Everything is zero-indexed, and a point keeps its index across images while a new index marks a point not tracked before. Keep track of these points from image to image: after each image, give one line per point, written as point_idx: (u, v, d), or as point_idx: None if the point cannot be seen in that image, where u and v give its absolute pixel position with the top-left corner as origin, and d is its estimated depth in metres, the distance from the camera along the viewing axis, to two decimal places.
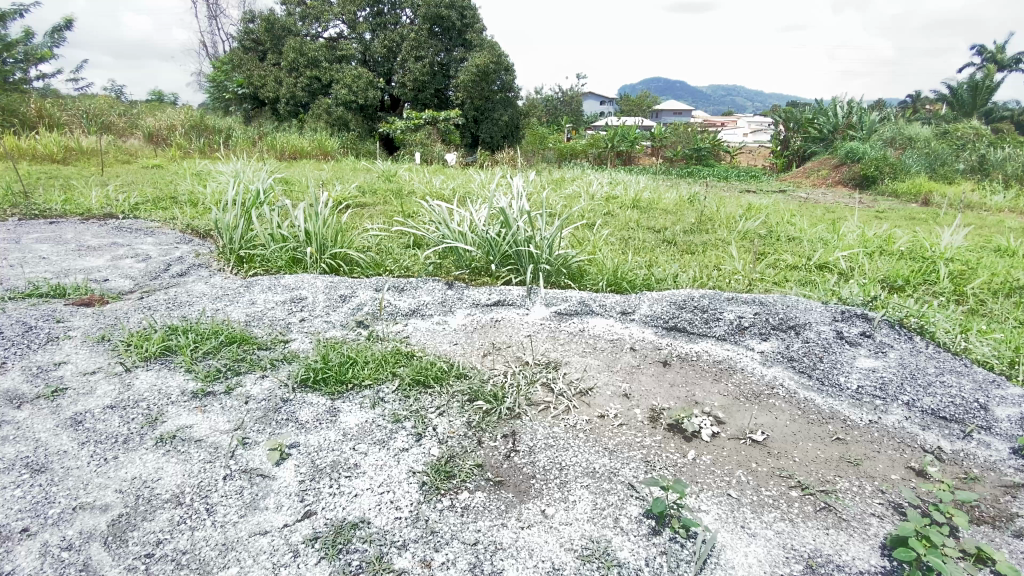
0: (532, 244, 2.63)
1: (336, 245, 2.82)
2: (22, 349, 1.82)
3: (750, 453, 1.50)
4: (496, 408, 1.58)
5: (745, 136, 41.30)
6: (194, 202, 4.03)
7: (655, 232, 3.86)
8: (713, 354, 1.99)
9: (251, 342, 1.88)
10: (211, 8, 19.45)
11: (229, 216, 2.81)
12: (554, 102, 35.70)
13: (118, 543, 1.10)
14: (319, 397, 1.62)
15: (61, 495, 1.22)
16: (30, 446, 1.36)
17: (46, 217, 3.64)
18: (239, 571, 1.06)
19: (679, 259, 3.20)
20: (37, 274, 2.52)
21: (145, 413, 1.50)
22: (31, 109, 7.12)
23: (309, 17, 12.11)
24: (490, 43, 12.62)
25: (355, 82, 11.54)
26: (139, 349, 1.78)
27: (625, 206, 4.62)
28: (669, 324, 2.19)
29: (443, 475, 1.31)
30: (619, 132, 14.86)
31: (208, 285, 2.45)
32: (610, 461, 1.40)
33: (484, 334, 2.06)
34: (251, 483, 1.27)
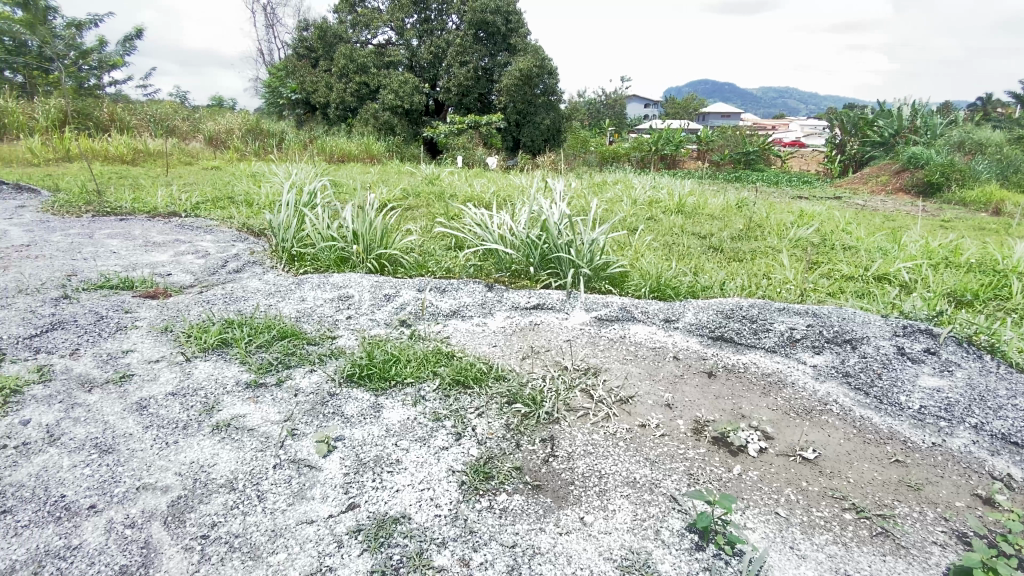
0: (573, 248, 2.62)
1: (381, 246, 2.89)
2: (94, 337, 1.96)
3: (800, 471, 1.43)
4: (535, 412, 1.57)
5: (797, 138, 39.86)
6: (248, 202, 4.23)
7: (701, 238, 3.77)
8: (761, 366, 1.92)
9: (301, 336, 1.95)
10: (269, 17, 20.43)
11: (282, 216, 2.93)
12: (598, 106, 35.47)
13: (177, 523, 1.17)
14: (363, 392, 1.67)
15: (126, 475, 1.30)
16: (100, 428, 1.46)
17: (117, 214, 3.90)
18: (287, 557, 1.09)
19: (726, 267, 3.10)
20: (108, 267, 2.71)
21: (203, 401, 1.58)
22: (106, 113, 7.68)
23: (360, 24, 12.50)
24: (534, 47, 12.66)
25: (401, 87, 11.84)
26: (199, 340, 1.89)
27: (669, 211, 4.53)
28: (714, 333, 2.12)
29: (482, 476, 1.31)
30: (664, 136, 14.67)
31: (262, 281, 2.57)
32: (652, 472, 1.37)
33: (524, 338, 2.06)
34: (299, 472, 1.32)
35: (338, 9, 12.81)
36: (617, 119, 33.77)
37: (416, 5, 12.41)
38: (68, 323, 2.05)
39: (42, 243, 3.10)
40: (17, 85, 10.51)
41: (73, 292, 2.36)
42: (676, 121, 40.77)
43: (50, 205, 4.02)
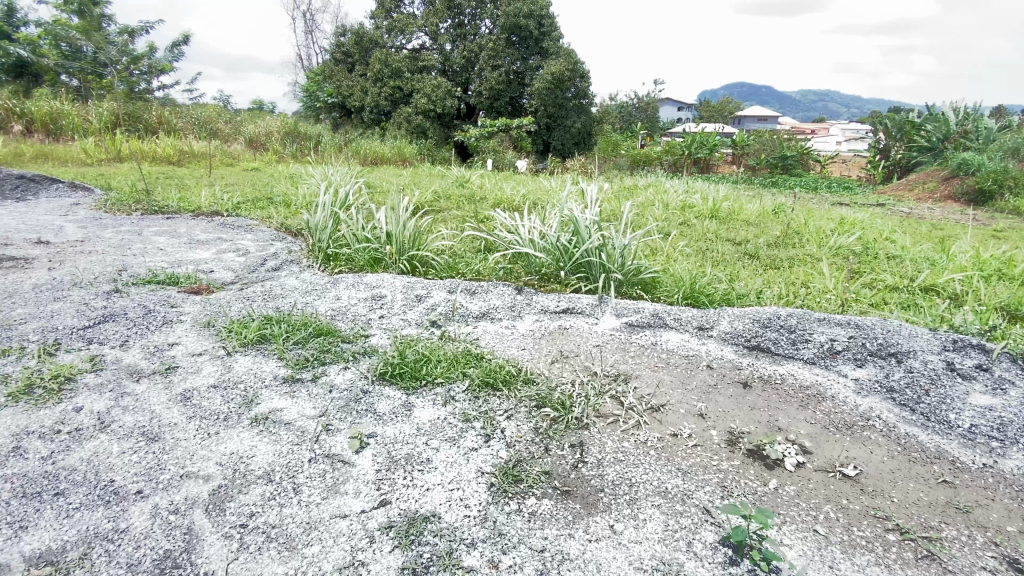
0: (604, 252, 2.60)
1: (414, 247, 2.94)
2: (142, 329, 2.05)
3: (840, 488, 1.38)
4: (564, 417, 1.57)
5: (837, 142, 38.53)
6: (286, 203, 4.36)
7: (736, 244, 3.69)
8: (799, 378, 1.86)
9: (336, 334, 2.00)
10: (308, 24, 21.05)
11: (319, 217, 3.01)
12: (629, 109, 35.11)
13: (218, 511, 1.21)
14: (395, 390, 1.70)
15: (171, 463, 1.35)
16: (147, 416, 1.53)
17: (164, 212, 4.08)
18: (320, 550, 1.12)
19: (763, 274, 3.03)
20: (156, 263, 2.84)
21: (242, 394, 1.64)
22: (154, 117, 8.07)
23: (395, 29, 12.74)
24: (567, 50, 12.66)
25: (434, 91, 12.02)
26: (239, 335, 1.95)
27: (702, 216, 4.45)
28: (751, 342, 2.07)
29: (511, 479, 1.31)
30: (698, 140, 14.40)
31: (299, 280, 2.64)
32: (684, 483, 1.35)
33: (553, 342, 2.06)
34: (334, 467, 1.35)
35: (374, 14, 13.09)
36: (649, 122, 33.33)
37: (450, 10, 12.57)
38: (119, 316, 2.16)
39: (96, 239, 3.28)
40: (75, 90, 11.14)
41: (124, 286, 2.48)
42: (710, 124, 39.94)
43: (103, 203, 4.23)
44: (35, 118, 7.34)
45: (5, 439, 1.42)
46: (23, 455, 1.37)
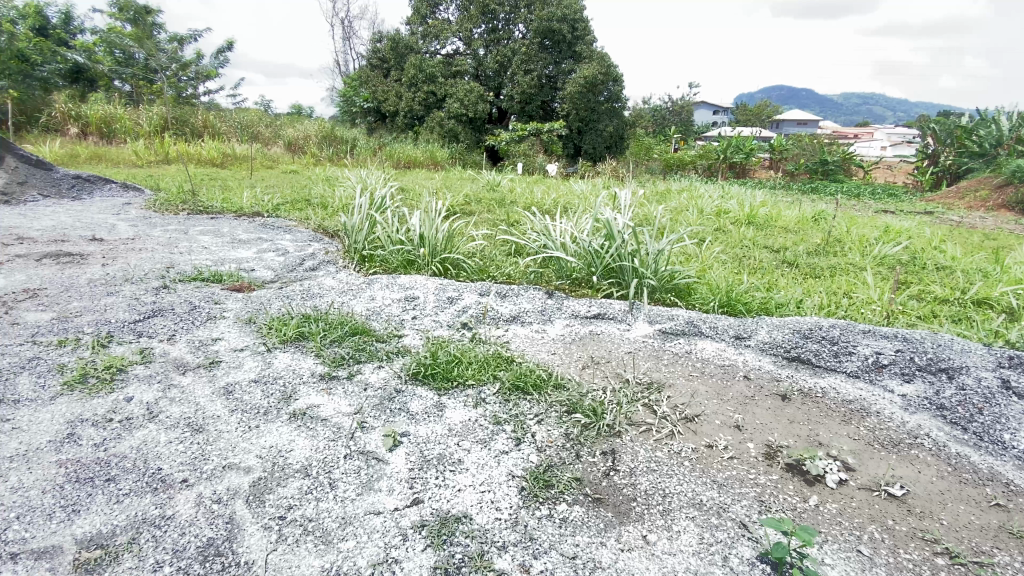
0: (637, 258, 2.57)
1: (446, 250, 2.97)
2: (189, 324, 2.15)
3: (885, 508, 1.32)
4: (596, 423, 1.55)
5: (882, 147, 37.08)
6: (323, 205, 4.48)
7: (774, 251, 3.59)
8: (842, 391, 1.80)
9: (370, 334, 2.05)
10: (347, 30, 21.59)
11: (355, 219, 3.08)
12: (664, 112, 34.64)
13: (258, 503, 1.25)
14: (427, 391, 1.72)
15: (214, 454, 1.40)
16: (192, 408, 1.59)
17: (208, 213, 4.25)
18: (355, 545, 1.14)
19: (802, 283, 2.94)
20: (201, 261, 2.96)
21: (281, 390, 1.69)
22: (200, 121, 8.43)
23: (430, 35, 12.96)
24: (600, 54, 12.62)
25: (467, 96, 12.16)
26: (279, 333, 2.02)
27: (738, 222, 4.35)
28: (790, 353, 2.01)
29: (542, 484, 1.31)
30: (734, 144, 14.09)
31: (335, 280, 2.70)
32: (719, 495, 1.32)
33: (583, 347, 2.04)
34: (368, 464, 1.38)
35: (410, 20, 13.35)
36: (682, 125, 32.75)
37: (484, 16, 12.70)
38: (166, 310, 2.26)
39: (145, 237, 3.44)
40: (127, 95, 11.71)
41: (171, 282, 2.59)
42: (746, 128, 38.98)
43: (152, 203, 4.44)
44: (91, 121, 7.78)
45: (61, 426, 1.50)
46: (77, 441, 1.44)
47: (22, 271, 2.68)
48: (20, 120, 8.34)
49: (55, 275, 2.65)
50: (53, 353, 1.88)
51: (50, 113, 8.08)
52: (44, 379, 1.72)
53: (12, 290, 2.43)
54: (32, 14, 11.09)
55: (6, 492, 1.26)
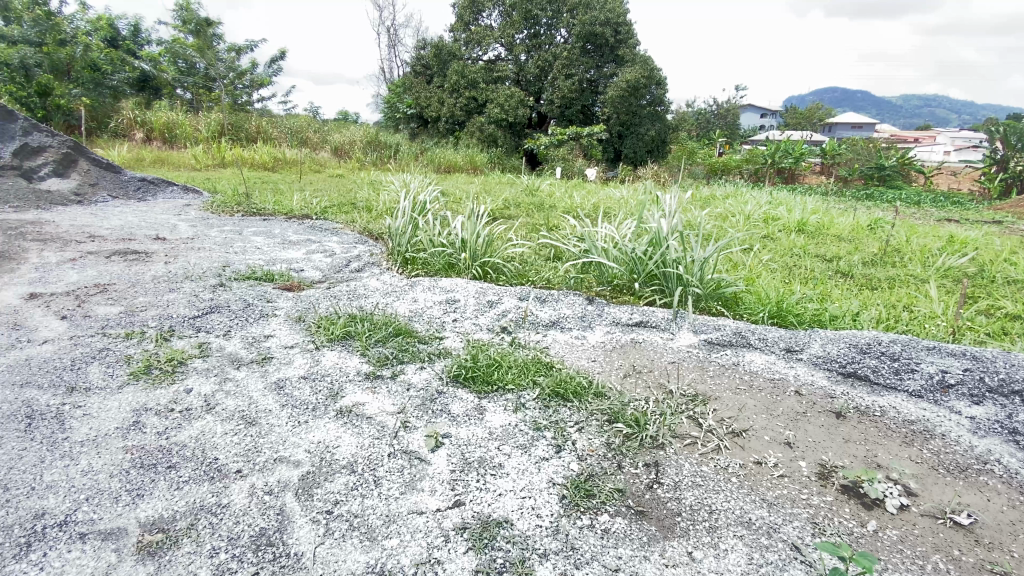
0: (682, 265, 2.51)
1: (486, 254, 3.00)
2: (243, 320, 2.25)
3: (950, 538, 1.23)
4: (638, 434, 1.52)
5: (945, 151, 34.94)
6: (368, 208, 4.61)
7: (826, 261, 3.44)
8: (902, 411, 1.70)
9: (413, 335, 2.09)
10: (392, 38, 22.14)
11: (399, 222, 3.15)
12: (708, 115, 33.80)
13: (306, 496, 1.29)
14: (468, 393, 1.74)
15: (266, 447, 1.46)
16: (245, 402, 1.67)
17: (261, 215, 4.45)
18: (399, 542, 1.16)
19: (858, 294, 2.81)
20: (254, 260, 3.11)
21: (329, 387, 1.74)
22: (253, 127, 8.83)
23: (472, 42, 13.14)
24: (643, 57, 12.48)
25: (507, 101, 12.25)
26: (327, 331, 2.09)
27: (788, 229, 4.20)
28: (846, 369, 1.92)
29: (583, 493, 1.30)
30: (782, 148, 13.58)
31: (380, 281, 2.77)
32: (770, 515, 1.27)
33: (625, 355, 2.02)
34: (411, 464, 1.40)
35: (454, 27, 13.58)
36: (728, 128, 31.84)
37: (527, 21, 12.77)
38: (223, 307, 2.38)
39: (203, 237, 3.63)
40: (188, 102, 12.40)
41: (228, 280, 2.72)
42: (795, 131, 37.49)
43: (210, 205, 4.68)
44: (156, 127, 8.30)
45: (128, 414, 1.60)
46: (142, 429, 1.53)
47: (94, 267, 2.88)
48: (92, 126, 9.05)
49: (123, 271, 2.83)
50: (121, 344, 2.01)
51: (119, 120, 8.66)
52: (113, 369, 1.84)
53: (86, 285, 2.61)
54: (105, 26, 11.89)
55: (77, 474, 1.35)
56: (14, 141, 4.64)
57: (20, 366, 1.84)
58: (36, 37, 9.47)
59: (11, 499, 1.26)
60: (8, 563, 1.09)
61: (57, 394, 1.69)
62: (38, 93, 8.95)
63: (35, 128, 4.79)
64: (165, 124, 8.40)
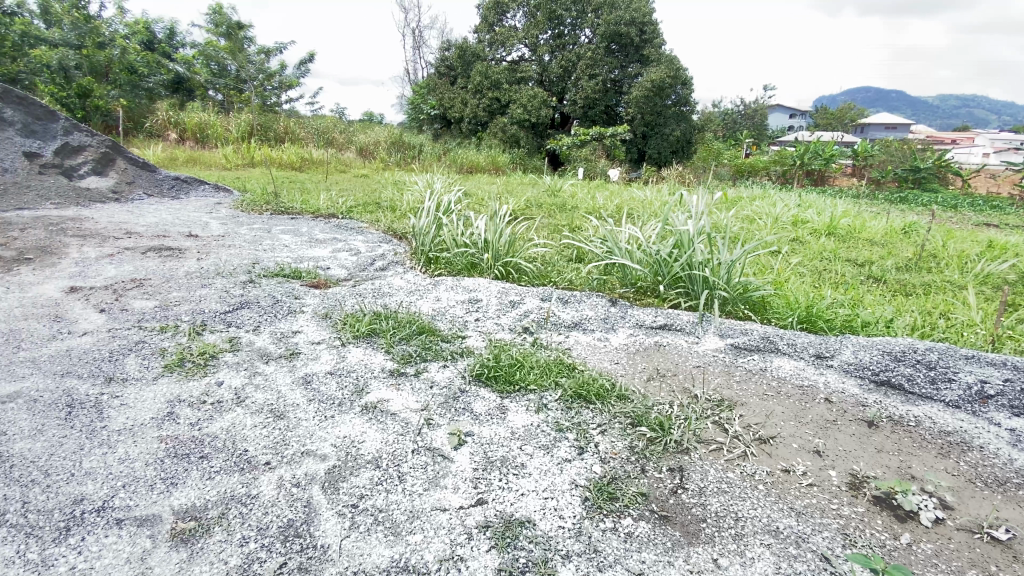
0: (709, 267, 2.48)
1: (509, 254, 3.01)
2: (272, 316, 2.31)
3: (988, 553, 1.19)
4: (662, 438, 1.51)
5: (984, 153, 33.63)
6: (392, 207, 4.67)
7: (858, 265, 3.34)
8: (938, 421, 1.64)
9: (436, 334, 2.11)
10: (417, 40, 22.37)
11: (423, 222, 3.18)
12: (734, 116, 33.21)
13: (332, 490, 1.31)
14: (490, 392, 1.74)
15: (294, 440, 1.50)
16: (274, 396, 1.71)
17: (289, 213, 4.55)
18: (422, 539, 1.17)
19: (891, 301, 2.73)
20: (282, 258, 3.18)
21: (354, 383, 1.78)
22: (282, 127, 9.03)
23: (497, 43, 13.19)
24: (669, 57, 12.34)
25: (530, 101, 12.26)
26: (353, 328, 2.12)
27: (817, 233, 4.10)
28: (879, 377, 1.87)
29: (606, 495, 1.29)
30: (811, 149, 13.25)
31: (403, 280, 2.80)
32: (798, 524, 1.24)
33: (648, 358, 2.00)
34: (434, 461, 1.42)
35: (478, 29, 13.64)
36: (755, 129, 31.22)
37: (551, 21, 12.75)
38: (253, 303, 2.44)
39: (234, 234, 3.73)
40: (219, 103, 12.75)
41: (257, 277, 2.79)
42: (826, 132, 36.51)
43: (241, 203, 4.80)
44: (189, 128, 8.57)
45: (162, 405, 1.66)
46: (176, 419, 1.58)
47: (130, 263, 2.98)
48: (129, 126, 9.39)
49: (158, 267, 2.93)
50: (156, 337, 2.09)
51: (154, 121, 8.95)
52: (148, 361, 1.91)
53: (123, 280, 2.71)
54: (142, 30, 12.31)
55: (115, 461, 1.40)
56: (57, 141, 4.84)
57: (62, 356, 1.92)
58: (76, 39, 10.07)
59: (53, 484, 1.31)
60: (48, 546, 1.14)
61: (96, 383, 1.76)
62: (78, 95, 9.34)
63: (75, 128, 4.98)
64: (197, 124, 8.66)
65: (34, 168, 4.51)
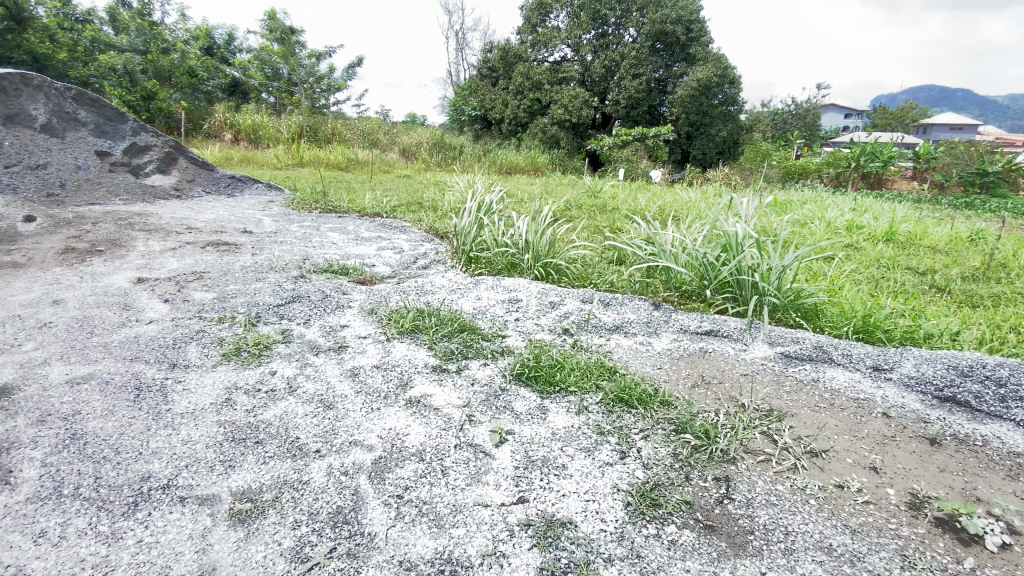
0: (758, 273, 2.40)
1: (549, 255, 3.01)
2: (321, 310, 2.39)
3: None
4: (707, 447, 1.48)
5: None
6: (435, 207, 4.75)
7: (919, 274, 3.16)
8: (1009, 442, 1.54)
9: (477, 333, 2.14)
10: (460, 41, 22.61)
11: (465, 222, 3.22)
12: (784, 116, 31.93)
13: (378, 480, 1.36)
14: (531, 392, 1.76)
15: (342, 430, 1.55)
16: (323, 387, 1.78)
17: (337, 212, 4.70)
18: (465, 533, 1.19)
19: (957, 312, 2.57)
20: (330, 254, 3.29)
21: (399, 376, 1.83)
22: (329, 128, 9.35)
23: (539, 43, 13.21)
24: (716, 55, 12.01)
25: (572, 102, 12.20)
26: (398, 324, 2.18)
27: (873, 239, 3.90)
28: (942, 393, 1.76)
29: (649, 502, 1.28)
30: (868, 150, 12.60)
31: (444, 278, 2.85)
32: (853, 542, 1.19)
33: (693, 365, 1.96)
34: (476, 457, 1.44)
35: (521, 30, 13.67)
36: (806, 130, 29.94)
37: (595, 21, 12.65)
38: (303, 297, 2.54)
39: (285, 231, 3.89)
40: (271, 105, 13.32)
41: (307, 273, 2.90)
42: (884, 133, 34.63)
43: (292, 202, 5.00)
44: (244, 129, 9.00)
45: (221, 391, 1.75)
46: (233, 405, 1.67)
47: (191, 257, 3.16)
48: (189, 127, 9.93)
49: (216, 261, 3.09)
50: (215, 327, 2.21)
51: (212, 122, 9.43)
52: (208, 349, 2.02)
53: (184, 272, 2.87)
54: (202, 36, 13.01)
55: (178, 443, 1.49)
56: (126, 141, 5.17)
57: (130, 342, 2.05)
58: (142, 45, 10.83)
59: (123, 461, 1.41)
60: (118, 519, 1.23)
61: (161, 368, 1.88)
62: (143, 97, 9.97)
63: (142, 128, 5.31)
64: (251, 125, 9.07)
65: (105, 166, 4.83)
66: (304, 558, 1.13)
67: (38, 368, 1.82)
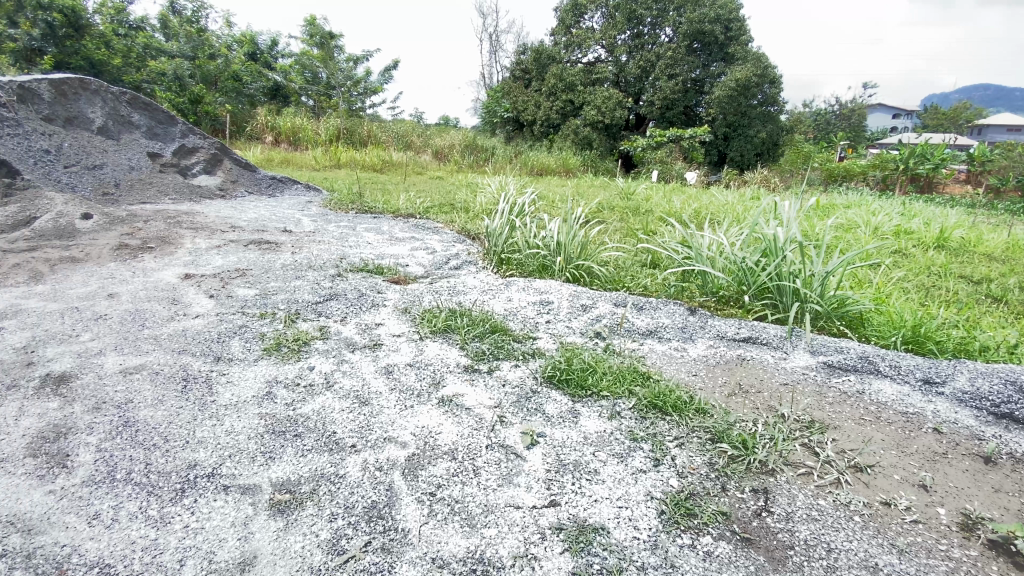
0: (800, 278, 2.33)
1: (581, 257, 3.00)
2: (356, 308, 2.45)
3: None
4: (745, 457, 1.44)
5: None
6: (467, 209, 4.80)
7: (973, 283, 3.00)
8: None
9: (508, 334, 2.15)
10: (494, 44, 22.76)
11: (497, 223, 3.24)
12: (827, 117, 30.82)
13: (412, 477, 1.38)
14: (562, 395, 1.75)
15: (377, 426, 1.58)
16: (359, 384, 1.82)
17: (372, 212, 4.81)
18: (496, 533, 1.20)
19: (1016, 323, 2.43)
20: (365, 254, 3.37)
21: (432, 375, 1.85)
22: (365, 130, 9.56)
23: (573, 44, 13.16)
24: (756, 54, 11.71)
25: (605, 103, 12.11)
26: (431, 323, 2.21)
27: (923, 245, 3.73)
28: (998, 409, 1.67)
29: (684, 511, 1.25)
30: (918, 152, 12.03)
31: (476, 279, 2.88)
32: (900, 563, 1.14)
33: (730, 372, 1.91)
34: (507, 458, 1.45)
35: (555, 31, 13.66)
36: (850, 130, 28.81)
37: (630, 21, 12.52)
38: (340, 296, 2.60)
39: (322, 231, 4.00)
40: (309, 108, 13.72)
41: (343, 271, 2.97)
42: (935, 134, 32.97)
43: (329, 202, 5.14)
44: (284, 132, 9.30)
45: (262, 384, 1.82)
46: (273, 399, 1.73)
47: (234, 254, 3.29)
48: (233, 130, 10.34)
49: (257, 259, 3.21)
50: (256, 322, 2.30)
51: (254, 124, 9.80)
52: (251, 343, 2.10)
53: (228, 269, 2.99)
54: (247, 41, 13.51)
55: (222, 433, 1.56)
56: (175, 143, 5.43)
57: (178, 336, 2.15)
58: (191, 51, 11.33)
59: (172, 449, 1.48)
60: (166, 505, 1.29)
61: (207, 361, 1.96)
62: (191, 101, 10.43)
63: (191, 131, 5.56)
64: (291, 128, 9.38)
65: (156, 167, 5.08)
66: (340, 550, 1.16)
67: (94, 358, 1.93)
